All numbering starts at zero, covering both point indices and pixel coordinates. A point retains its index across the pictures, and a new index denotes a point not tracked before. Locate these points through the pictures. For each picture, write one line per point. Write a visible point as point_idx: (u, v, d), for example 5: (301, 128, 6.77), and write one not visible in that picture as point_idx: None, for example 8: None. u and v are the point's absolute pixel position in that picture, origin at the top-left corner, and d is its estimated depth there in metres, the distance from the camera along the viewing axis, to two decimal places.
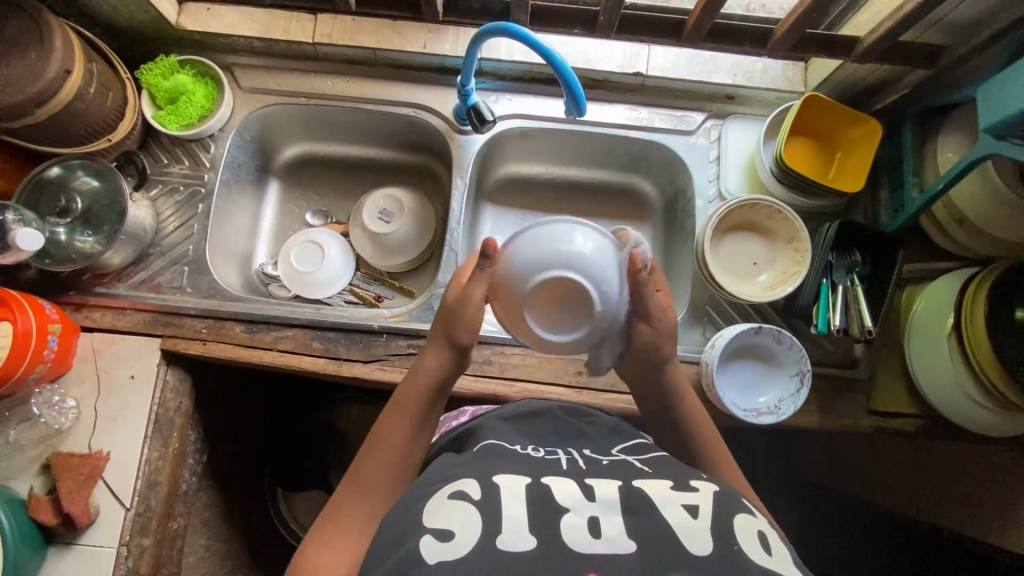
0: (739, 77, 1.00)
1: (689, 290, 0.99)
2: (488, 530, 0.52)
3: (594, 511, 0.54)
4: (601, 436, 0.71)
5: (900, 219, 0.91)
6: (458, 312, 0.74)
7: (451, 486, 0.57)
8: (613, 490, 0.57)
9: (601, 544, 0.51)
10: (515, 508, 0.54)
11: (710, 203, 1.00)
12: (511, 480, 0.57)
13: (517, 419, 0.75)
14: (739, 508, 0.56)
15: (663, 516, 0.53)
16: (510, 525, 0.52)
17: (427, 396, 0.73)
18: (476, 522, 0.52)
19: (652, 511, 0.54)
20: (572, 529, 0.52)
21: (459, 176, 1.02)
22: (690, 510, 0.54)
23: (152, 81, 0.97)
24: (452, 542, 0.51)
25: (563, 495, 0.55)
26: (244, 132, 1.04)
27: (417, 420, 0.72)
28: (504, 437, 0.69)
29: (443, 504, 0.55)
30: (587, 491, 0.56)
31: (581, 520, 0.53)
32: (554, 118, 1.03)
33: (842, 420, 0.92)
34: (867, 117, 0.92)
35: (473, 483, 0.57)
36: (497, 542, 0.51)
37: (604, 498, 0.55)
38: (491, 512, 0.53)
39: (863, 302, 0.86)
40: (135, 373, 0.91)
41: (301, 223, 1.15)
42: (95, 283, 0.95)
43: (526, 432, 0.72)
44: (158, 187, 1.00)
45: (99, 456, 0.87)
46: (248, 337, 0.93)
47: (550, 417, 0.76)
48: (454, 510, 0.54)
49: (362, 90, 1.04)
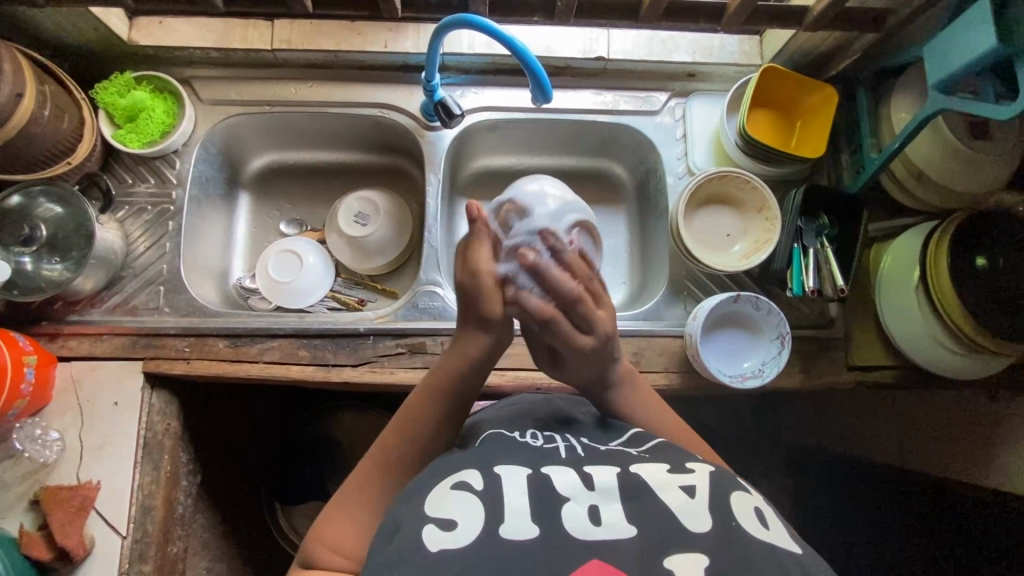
0: (697, 54, 1.03)
1: (667, 266, 1.01)
2: (490, 518, 0.53)
3: (595, 500, 0.55)
4: (597, 424, 0.71)
5: (861, 179, 0.94)
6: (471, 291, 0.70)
7: (453, 476, 0.58)
8: (612, 477, 0.58)
9: (601, 531, 0.52)
10: (518, 499, 0.55)
11: (680, 180, 1.02)
12: (512, 471, 0.58)
13: (516, 407, 0.75)
14: (733, 486, 0.58)
15: (661, 500, 0.55)
16: (512, 514, 0.53)
17: (458, 383, 0.70)
18: (479, 512, 0.54)
19: (651, 495, 0.55)
20: (573, 517, 0.53)
21: (432, 173, 1.02)
22: (688, 490, 0.56)
23: (109, 100, 0.95)
24: (454, 531, 0.52)
25: (565, 486, 0.57)
26: (209, 145, 1.02)
27: (450, 409, 0.70)
28: (502, 426, 0.70)
29: (444, 493, 0.56)
30: (585, 480, 0.57)
31: (582, 508, 0.54)
32: (520, 108, 1.04)
33: (823, 378, 0.95)
34: (822, 84, 0.95)
35: (474, 473, 0.58)
36: (500, 530, 0.52)
37: (603, 487, 0.57)
38: (493, 500, 0.55)
39: (834, 262, 0.89)
40: (119, 399, 0.89)
41: (275, 233, 1.14)
42: (68, 312, 0.93)
43: (523, 415, 0.73)
44: (124, 208, 0.97)
45: (90, 487, 0.85)
46: (233, 352, 0.92)
47: (547, 403, 0.77)
48: (456, 501, 0.55)
49: (326, 94, 1.03)
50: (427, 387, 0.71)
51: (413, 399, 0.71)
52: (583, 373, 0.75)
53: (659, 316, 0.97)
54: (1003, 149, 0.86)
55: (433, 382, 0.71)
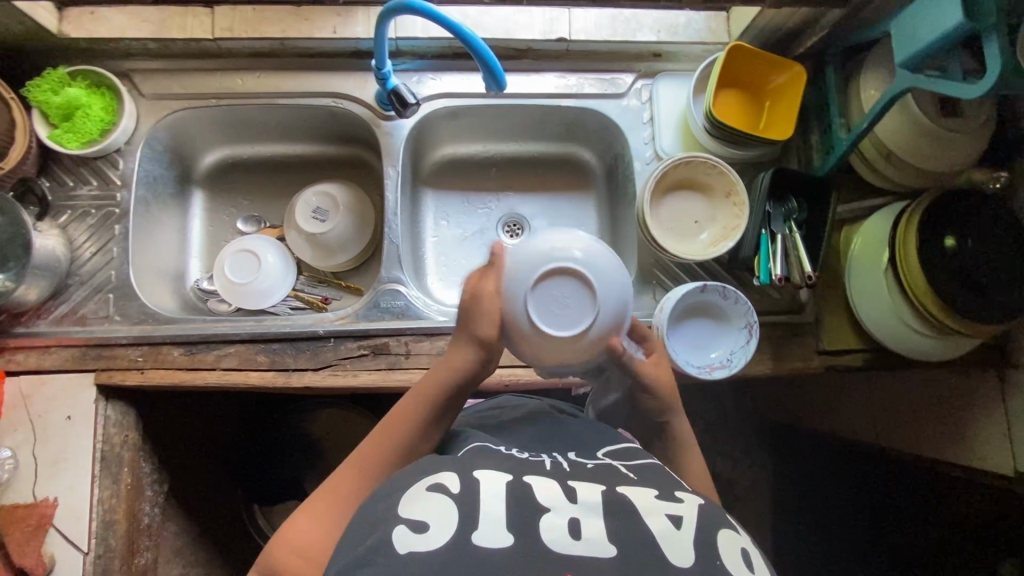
0: (663, 33, 0.99)
1: (636, 254, 0.99)
2: (463, 523, 0.53)
3: (575, 512, 0.55)
4: (581, 438, 0.71)
5: (830, 160, 0.92)
6: (471, 310, 0.68)
7: (430, 477, 0.57)
8: (595, 492, 0.57)
9: (580, 546, 0.52)
10: (495, 505, 0.54)
11: (648, 165, 1.00)
12: (493, 476, 0.57)
13: (504, 426, 0.74)
14: (722, 522, 0.58)
15: (645, 523, 0.55)
16: (487, 521, 0.53)
17: (447, 393, 0.69)
18: (454, 515, 0.53)
19: (636, 516, 0.55)
20: (553, 528, 0.53)
21: (390, 165, 0.97)
22: (674, 520, 0.56)
23: (42, 98, 0.89)
24: (427, 533, 0.52)
25: (545, 495, 0.56)
26: (154, 142, 0.97)
27: (436, 417, 0.69)
28: (485, 438, 0.69)
29: (418, 495, 0.55)
30: (569, 492, 0.57)
31: (562, 519, 0.54)
32: (480, 95, 1.00)
33: (793, 363, 0.95)
34: (790, 63, 0.92)
35: (452, 475, 0.57)
36: (473, 536, 0.51)
37: (586, 501, 0.56)
38: (468, 506, 0.54)
39: (802, 248, 0.86)
40: (72, 413, 0.86)
41: (232, 232, 1.09)
42: (14, 324, 0.89)
43: (507, 434, 0.72)
44: (67, 212, 0.92)
45: (48, 504, 0.83)
46: (189, 360, 0.89)
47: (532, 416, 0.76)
48: (433, 502, 0.54)
49: (275, 85, 0.97)
50: (416, 394, 0.69)
51: (400, 405, 0.69)
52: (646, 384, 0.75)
53: None
54: (972, 126, 0.84)
55: (422, 389, 0.70)
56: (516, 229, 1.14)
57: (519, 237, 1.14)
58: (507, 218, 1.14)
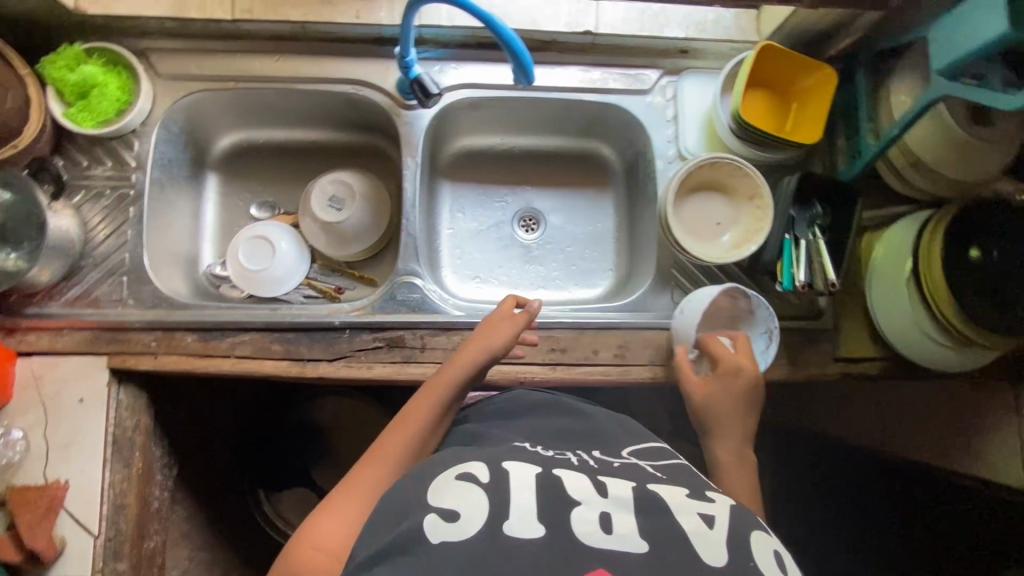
0: (691, 29, 0.97)
1: (655, 255, 0.98)
2: (494, 513, 0.53)
3: (606, 507, 0.55)
4: (606, 438, 0.72)
5: (857, 166, 0.91)
6: (490, 325, 0.80)
7: (460, 468, 0.59)
8: (626, 490, 0.58)
9: (612, 540, 0.52)
10: (525, 497, 0.55)
11: (671, 164, 0.98)
12: (520, 467, 0.60)
13: (532, 425, 0.76)
14: (753, 525, 0.57)
15: (677, 520, 0.55)
16: (517, 512, 0.54)
17: (459, 387, 0.75)
18: (485, 506, 0.54)
19: (666, 514, 0.55)
20: (584, 522, 0.53)
21: (409, 155, 0.96)
22: (706, 519, 0.56)
23: (57, 75, 0.87)
24: (457, 523, 0.53)
25: (575, 490, 0.57)
26: (170, 124, 0.96)
27: (446, 409, 0.74)
28: (513, 438, 0.71)
29: (448, 484, 0.57)
30: (599, 487, 0.58)
31: (593, 513, 0.54)
32: (503, 86, 0.98)
33: (809, 369, 0.95)
34: (822, 64, 0.90)
35: (482, 466, 0.59)
36: (504, 527, 0.52)
37: (616, 496, 0.57)
38: (498, 498, 0.55)
39: (826, 255, 0.84)
40: (84, 396, 0.86)
41: (246, 217, 1.08)
42: (26, 304, 0.88)
43: (530, 433, 0.74)
44: (81, 192, 0.91)
45: (58, 487, 0.83)
46: (203, 347, 0.88)
47: (553, 417, 0.78)
48: (460, 491, 0.56)
49: (294, 69, 0.95)
50: (429, 390, 0.74)
51: (414, 400, 0.74)
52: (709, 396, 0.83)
53: (644, 308, 0.95)
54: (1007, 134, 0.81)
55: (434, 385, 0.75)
56: (532, 224, 1.13)
57: (534, 232, 1.13)
58: (524, 212, 1.13)
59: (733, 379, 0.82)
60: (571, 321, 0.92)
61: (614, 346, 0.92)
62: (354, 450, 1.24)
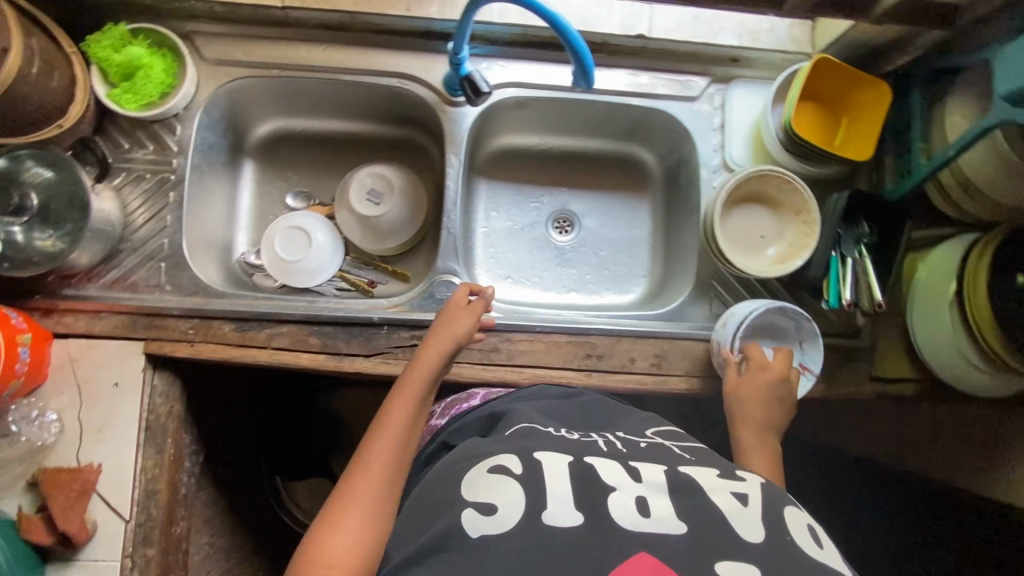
0: (745, 37, 0.96)
1: (695, 264, 0.98)
2: (531, 505, 0.53)
3: (642, 491, 0.54)
4: (630, 422, 0.71)
5: (907, 185, 0.90)
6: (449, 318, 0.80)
7: (491, 461, 0.59)
8: (659, 474, 0.57)
9: (650, 523, 0.51)
10: (561, 487, 0.54)
11: (715, 173, 0.97)
12: (552, 458, 0.58)
13: (554, 409, 0.75)
14: (785, 499, 0.56)
15: (712, 501, 0.54)
16: (554, 502, 0.53)
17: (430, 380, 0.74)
18: (521, 498, 0.53)
19: (699, 494, 0.54)
20: (621, 508, 0.52)
21: (453, 152, 0.95)
22: (740, 498, 0.54)
23: (102, 54, 0.86)
24: (494, 517, 0.52)
25: (610, 477, 0.56)
26: (213, 109, 0.95)
27: (422, 404, 0.72)
28: (534, 420, 0.70)
29: (482, 477, 0.57)
30: (632, 473, 0.57)
31: (629, 498, 0.53)
32: (550, 87, 0.97)
33: (846, 388, 0.94)
34: (877, 80, 0.89)
35: (514, 459, 0.58)
36: (543, 517, 0.51)
37: (650, 480, 0.56)
38: (534, 489, 0.54)
39: (873, 274, 0.84)
40: (120, 380, 0.85)
41: (281, 206, 1.07)
42: (63, 286, 0.87)
43: (554, 417, 0.72)
44: (121, 175, 0.90)
45: (92, 470, 0.82)
46: (240, 337, 0.87)
47: (580, 406, 0.76)
48: (497, 485, 0.55)
49: (341, 60, 0.94)
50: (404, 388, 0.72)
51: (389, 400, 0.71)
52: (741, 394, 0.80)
53: (683, 317, 0.95)
54: None
55: (405, 384, 0.73)
56: (566, 225, 1.12)
57: (568, 233, 1.12)
58: (558, 214, 1.12)
59: (760, 379, 0.80)
60: (610, 328, 0.91)
61: (651, 354, 0.91)
62: None
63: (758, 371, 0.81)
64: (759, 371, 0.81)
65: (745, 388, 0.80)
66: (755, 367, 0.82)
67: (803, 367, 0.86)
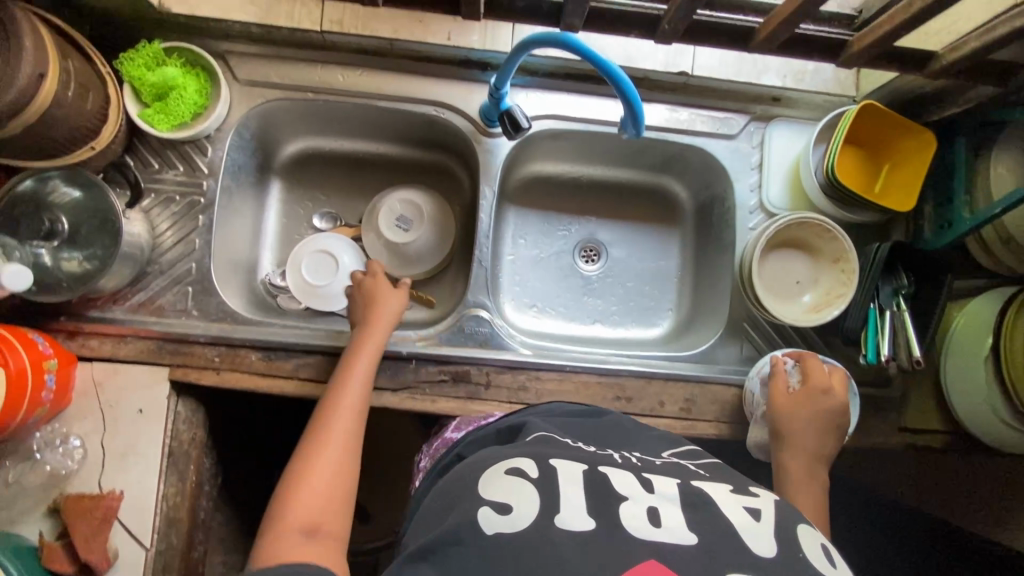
0: (788, 78, 0.95)
1: (727, 305, 0.97)
2: (545, 508, 0.51)
3: (652, 502, 0.52)
4: (647, 438, 0.68)
5: (946, 237, 0.88)
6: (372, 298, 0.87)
7: (509, 462, 0.57)
8: (671, 486, 0.54)
9: (660, 533, 0.48)
10: (576, 493, 0.52)
11: (752, 214, 0.96)
12: (569, 465, 0.56)
13: (569, 421, 0.72)
14: (799, 517, 0.53)
15: (723, 513, 0.51)
16: (568, 506, 0.51)
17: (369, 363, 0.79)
18: (536, 499, 0.51)
19: (711, 508, 0.51)
20: (631, 516, 0.50)
21: (487, 184, 0.93)
22: (752, 513, 0.51)
23: (135, 73, 0.84)
24: (510, 515, 0.50)
25: (623, 487, 0.54)
26: (244, 130, 0.93)
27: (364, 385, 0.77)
28: (552, 431, 0.67)
29: (498, 477, 0.55)
30: (645, 484, 0.54)
31: (640, 509, 0.51)
32: (586, 121, 0.95)
33: (874, 438, 0.93)
34: (924, 130, 0.87)
35: (531, 462, 0.56)
36: (556, 520, 0.49)
37: (662, 492, 0.53)
38: (548, 491, 0.52)
39: (912, 329, 0.84)
40: (144, 407, 0.84)
41: (307, 226, 1.05)
42: (89, 307, 0.86)
43: (572, 430, 0.70)
44: (151, 196, 0.89)
45: (113, 497, 0.81)
46: (266, 366, 0.86)
47: (600, 421, 0.72)
48: (511, 485, 0.53)
49: (376, 85, 0.92)
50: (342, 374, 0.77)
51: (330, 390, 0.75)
52: (800, 422, 0.77)
53: (713, 359, 0.94)
54: None
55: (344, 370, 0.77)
56: (593, 255, 1.10)
57: (595, 263, 1.10)
58: (585, 243, 1.11)
59: (817, 403, 0.78)
60: (639, 370, 0.90)
61: (680, 399, 0.90)
62: (391, 470, 1.22)
63: (812, 397, 0.79)
64: (813, 397, 0.79)
65: (804, 410, 0.78)
66: (811, 390, 0.79)
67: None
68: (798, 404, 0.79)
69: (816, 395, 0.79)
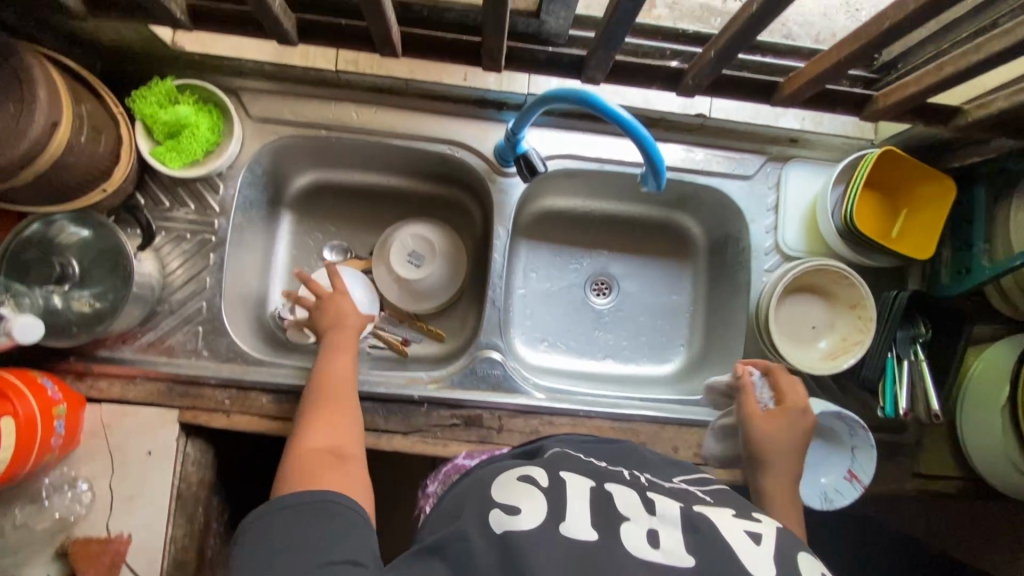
0: (807, 121, 0.94)
1: (741, 347, 0.96)
2: (551, 514, 0.50)
3: (653, 524, 0.50)
4: (663, 464, 0.66)
5: (961, 285, 0.87)
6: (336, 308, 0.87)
7: (522, 470, 0.56)
8: (674, 508, 0.52)
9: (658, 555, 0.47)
10: (582, 505, 0.51)
11: (768, 256, 0.95)
12: (579, 479, 0.55)
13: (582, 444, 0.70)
14: (801, 545, 0.50)
15: (722, 536, 0.49)
16: (573, 515, 0.50)
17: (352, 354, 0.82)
18: (543, 506, 0.50)
19: (713, 532, 0.49)
20: (629, 535, 0.48)
21: (501, 224, 0.92)
22: (753, 536, 0.49)
23: (148, 112, 0.83)
24: (517, 516, 0.49)
25: (626, 505, 0.52)
26: (256, 165, 0.92)
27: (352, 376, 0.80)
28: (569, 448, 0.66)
29: (510, 482, 0.54)
30: (647, 504, 0.53)
31: (640, 529, 0.49)
32: (601, 160, 0.95)
33: (889, 484, 0.92)
34: (943, 175, 0.86)
35: (543, 473, 0.56)
36: (560, 527, 0.48)
37: (664, 513, 0.51)
38: (555, 499, 0.51)
39: (931, 380, 0.84)
40: (153, 449, 0.83)
41: (317, 258, 1.04)
42: (98, 347, 0.85)
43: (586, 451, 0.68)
44: (162, 234, 0.88)
45: (121, 541, 0.80)
46: (277, 408, 0.85)
47: (617, 444, 0.71)
48: (522, 489, 0.53)
49: (388, 121, 0.91)
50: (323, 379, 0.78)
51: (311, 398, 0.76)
52: (773, 445, 0.75)
53: None
54: None
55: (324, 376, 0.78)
56: (604, 288, 1.09)
57: (607, 297, 1.09)
58: (597, 277, 1.10)
59: (789, 422, 0.76)
60: (653, 415, 0.89)
61: (694, 444, 0.89)
62: None
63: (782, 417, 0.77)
64: (785, 417, 0.77)
65: (778, 429, 0.76)
66: (783, 411, 0.77)
67: (852, 475, 0.84)
68: (771, 421, 0.77)
69: (788, 414, 0.77)
